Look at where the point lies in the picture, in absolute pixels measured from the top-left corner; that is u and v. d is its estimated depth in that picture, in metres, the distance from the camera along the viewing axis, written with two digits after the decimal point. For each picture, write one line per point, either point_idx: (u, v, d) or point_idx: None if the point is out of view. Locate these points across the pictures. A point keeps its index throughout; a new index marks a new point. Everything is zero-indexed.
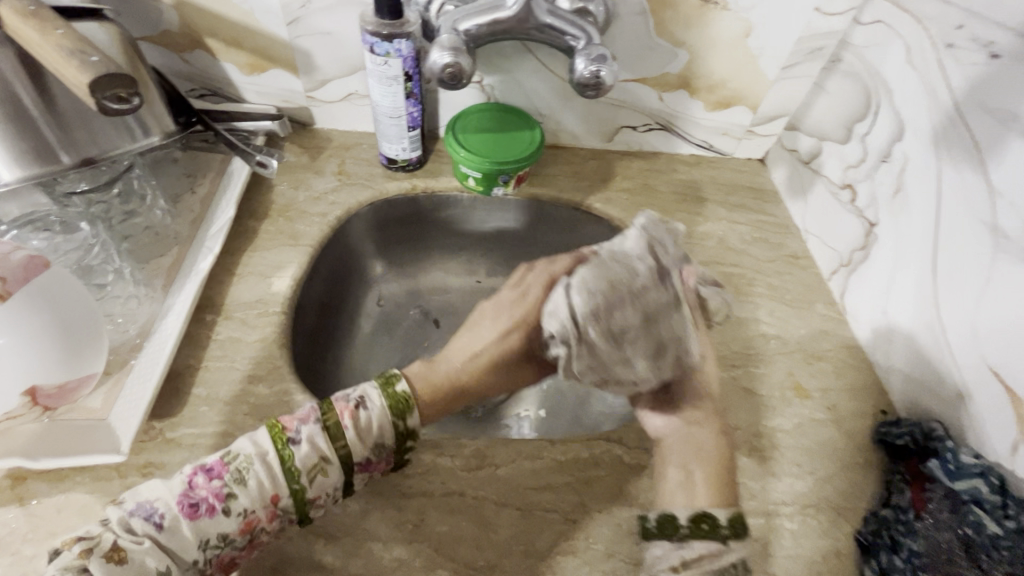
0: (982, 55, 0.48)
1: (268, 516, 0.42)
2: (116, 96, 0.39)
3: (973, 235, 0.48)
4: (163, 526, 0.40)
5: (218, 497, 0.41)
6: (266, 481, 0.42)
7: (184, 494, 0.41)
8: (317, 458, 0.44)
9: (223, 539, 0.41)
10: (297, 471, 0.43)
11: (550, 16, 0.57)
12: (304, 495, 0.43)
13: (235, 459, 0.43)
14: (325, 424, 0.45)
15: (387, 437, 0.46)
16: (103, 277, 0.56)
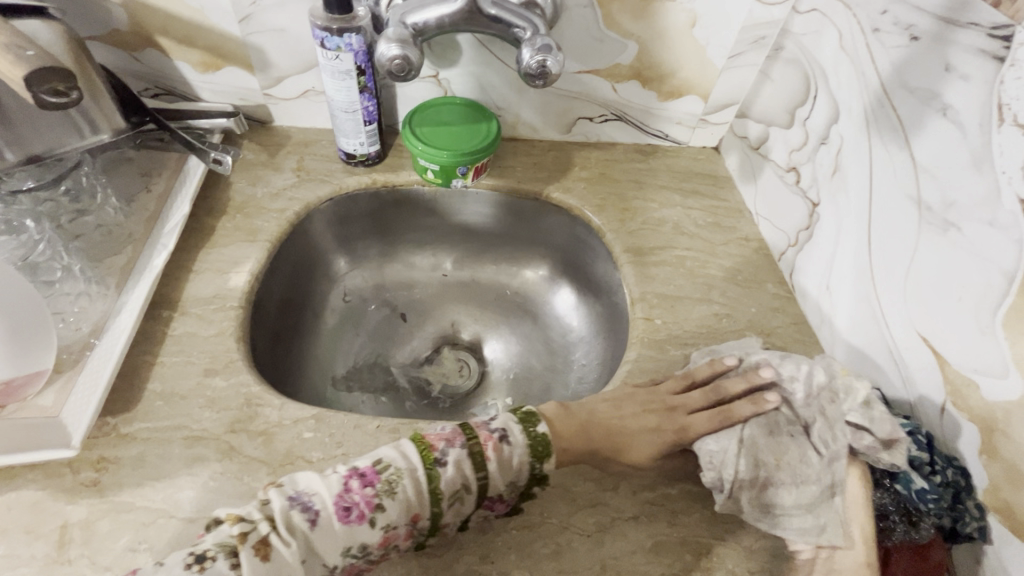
0: (904, 38, 0.50)
1: (405, 533, 0.42)
2: (53, 90, 0.39)
3: (901, 210, 0.51)
4: (316, 524, 0.40)
5: (369, 505, 0.41)
6: (415, 496, 0.42)
7: (340, 496, 0.41)
8: (460, 486, 0.43)
9: (364, 549, 0.40)
10: (440, 494, 0.42)
11: (496, 7, 0.58)
12: (440, 517, 0.43)
13: (388, 467, 0.42)
14: (475, 454, 0.43)
15: (523, 478, 0.45)
16: (51, 273, 0.55)
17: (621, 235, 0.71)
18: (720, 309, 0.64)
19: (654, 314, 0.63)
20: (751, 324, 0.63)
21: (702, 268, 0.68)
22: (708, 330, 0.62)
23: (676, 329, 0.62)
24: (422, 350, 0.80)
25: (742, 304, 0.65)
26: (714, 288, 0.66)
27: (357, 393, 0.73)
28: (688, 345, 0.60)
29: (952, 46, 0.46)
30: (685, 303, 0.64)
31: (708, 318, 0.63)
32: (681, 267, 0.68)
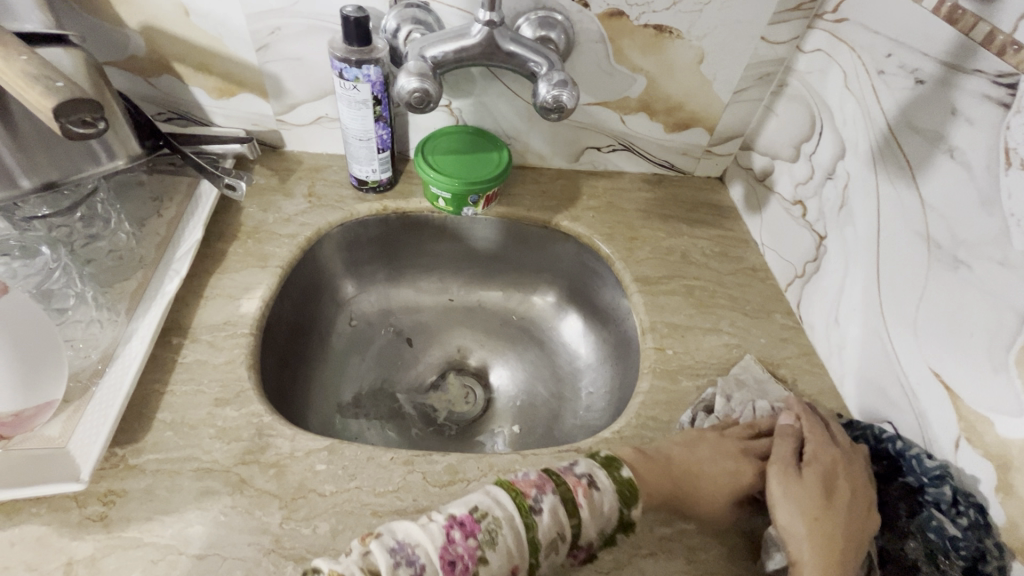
0: (909, 81, 0.52)
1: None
2: (81, 121, 0.39)
3: (910, 246, 0.52)
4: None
5: (473, 558, 0.39)
6: (515, 546, 0.41)
7: (444, 549, 0.39)
8: (556, 534, 0.42)
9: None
10: (538, 544, 0.41)
11: (514, 43, 0.59)
12: (536, 566, 0.42)
13: (487, 517, 0.41)
14: (567, 502, 0.43)
15: (610, 524, 0.45)
16: (64, 301, 0.54)
17: (630, 263, 0.71)
18: (730, 339, 0.64)
19: (666, 344, 0.63)
20: (761, 355, 0.63)
21: (711, 297, 0.69)
22: (720, 360, 0.62)
23: (687, 359, 0.62)
24: (427, 376, 0.80)
25: (751, 334, 0.65)
26: (723, 318, 0.66)
27: (363, 420, 0.72)
28: (700, 376, 0.60)
29: (957, 90, 0.47)
30: (696, 332, 0.64)
31: (718, 348, 0.63)
32: (690, 297, 0.68)
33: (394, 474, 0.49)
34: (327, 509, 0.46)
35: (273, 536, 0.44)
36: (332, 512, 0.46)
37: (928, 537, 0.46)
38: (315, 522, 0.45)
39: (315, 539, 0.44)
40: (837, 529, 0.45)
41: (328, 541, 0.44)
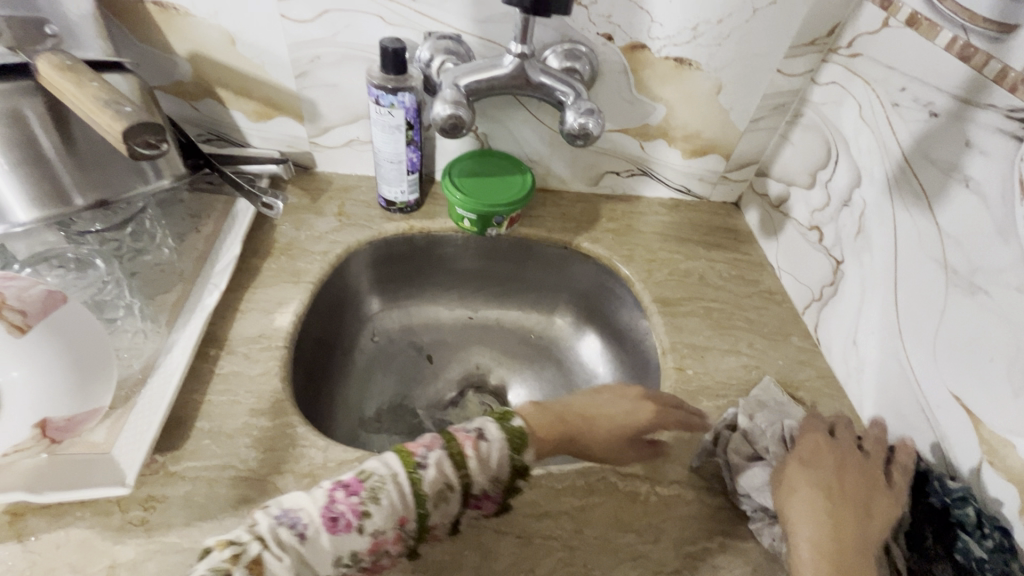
0: (924, 114, 0.54)
1: (394, 536, 0.41)
2: (145, 143, 0.42)
3: (927, 271, 0.53)
4: (307, 538, 0.38)
5: (356, 513, 0.39)
6: (400, 500, 0.40)
7: (325, 508, 0.39)
8: (443, 484, 0.42)
9: (354, 556, 0.39)
10: (424, 496, 0.41)
11: (543, 74, 0.62)
12: (428, 517, 0.42)
13: (374, 475, 0.41)
14: (453, 454, 0.42)
15: (504, 472, 0.45)
16: (114, 311, 0.57)
17: (649, 284, 0.73)
18: (748, 360, 0.65)
19: (685, 364, 0.64)
20: (780, 377, 0.64)
21: (729, 319, 0.70)
22: (740, 381, 0.63)
23: (707, 379, 0.63)
24: (446, 393, 0.80)
25: (769, 356, 0.66)
26: (741, 340, 0.68)
27: (384, 434, 0.73)
28: (720, 397, 0.61)
29: (971, 123, 0.49)
30: (715, 353, 0.66)
31: (737, 369, 0.64)
32: (708, 318, 0.70)
33: None
34: None
35: None
36: None
37: (953, 557, 0.47)
38: None
39: None
40: (862, 531, 0.45)
41: None
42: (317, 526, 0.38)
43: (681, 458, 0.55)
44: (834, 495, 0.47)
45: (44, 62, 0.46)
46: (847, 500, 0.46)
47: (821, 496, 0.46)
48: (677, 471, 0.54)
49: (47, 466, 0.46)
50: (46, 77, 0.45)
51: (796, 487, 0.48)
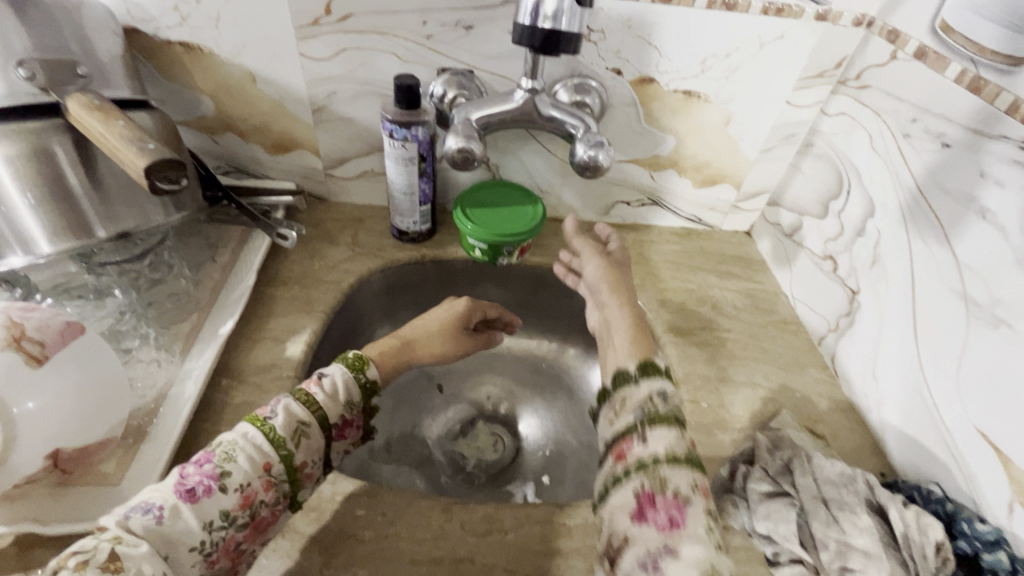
0: (936, 144, 0.54)
1: (263, 486, 0.43)
2: (166, 178, 0.44)
3: (947, 302, 0.52)
4: (165, 518, 0.39)
5: (211, 478, 0.41)
6: (256, 451, 0.44)
7: (178, 483, 0.41)
8: (296, 422, 0.46)
9: (224, 517, 0.41)
10: (281, 438, 0.45)
11: (553, 108, 0.64)
12: (293, 458, 0.45)
13: (222, 444, 0.44)
14: (298, 396, 0.48)
15: (355, 396, 0.51)
16: (130, 341, 0.58)
17: (661, 314, 0.73)
18: (764, 392, 0.64)
19: (700, 396, 0.63)
20: (799, 410, 0.63)
21: (743, 350, 0.69)
22: (757, 415, 0.61)
23: (722, 411, 0.61)
24: (456, 423, 0.79)
25: (786, 388, 0.65)
26: (756, 371, 0.66)
27: (393, 465, 0.72)
28: (737, 430, 0.60)
29: (984, 154, 0.49)
30: (728, 383, 0.64)
31: (754, 401, 0.63)
32: (721, 348, 0.69)
33: (432, 520, 0.50)
34: (369, 556, 0.47)
35: None
36: (374, 559, 0.47)
37: None
38: (356, 569, 0.46)
39: None
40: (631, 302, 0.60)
41: None
42: (174, 504, 0.40)
43: None
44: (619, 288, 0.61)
45: (73, 101, 0.48)
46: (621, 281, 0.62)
47: (618, 296, 0.60)
48: None
49: (59, 496, 0.46)
50: (75, 114, 0.47)
51: (819, 527, 0.46)
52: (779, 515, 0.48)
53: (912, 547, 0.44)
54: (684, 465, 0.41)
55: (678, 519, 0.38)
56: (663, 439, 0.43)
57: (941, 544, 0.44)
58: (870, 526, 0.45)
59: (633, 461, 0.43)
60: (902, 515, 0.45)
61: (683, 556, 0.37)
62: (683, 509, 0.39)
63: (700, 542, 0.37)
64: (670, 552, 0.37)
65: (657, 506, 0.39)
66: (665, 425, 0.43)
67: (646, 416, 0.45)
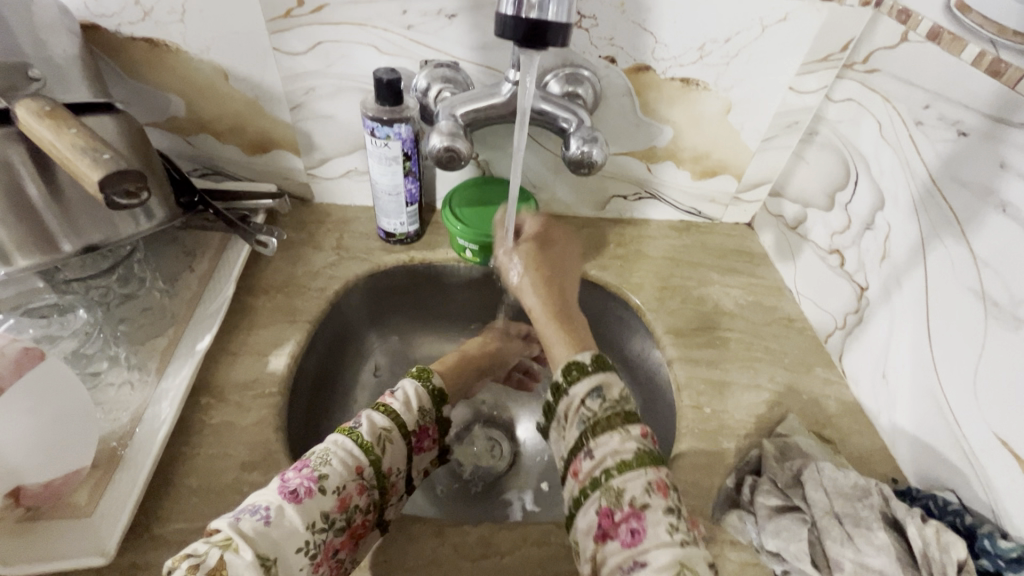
0: (951, 133, 0.51)
1: (357, 490, 0.44)
2: (124, 192, 0.40)
3: (963, 302, 0.49)
4: (271, 519, 0.39)
5: (312, 479, 0.42)
6: (348, 455, 0.45)
7: (280, 486, 0.41)
8: (380, 429, 0.48)
9: (326, 519, 0.41)
10: (368, 443, 0.46)
11: (543, 101, 0.60)
12: (381, 463, 0.47)
13: (315, 451, 0.44)
14: (377, 408, 0.50)
15: (428, 406, 0.53)
16: (99, 364, 0.55)
17: (662, 314, 0.70)
18: (770, 395, 0.61)
19: (703, 402, 0.60)
20: (806, 413, 0.60)
21: (747, 350, 0.66)
22: (763, 419, 0.59)
23: (727, 417, 0.59)
24: (451, 429, 0.77)
25: (792, 390, 0.62)
26: (761, 372, 0.64)
27: None
28: (743, 437, 0.57)
29: (1004, 143, 0.46)
30: (732, 387, 0.62)
31: (759, 404, 0.60)
32: (724, 349, 0.66)
33: (425, 543, 0.47)
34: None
35: None
36: None
37: None
38: None
39: None
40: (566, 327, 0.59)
41: None
42: (279, 504, 0.40)
43: (702, 508, 0.51)
44: (552, 288, 0.64)
45: (22, 107, 0.44)
46: (551, 285, 0.64)
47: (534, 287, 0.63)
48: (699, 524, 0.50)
49: (25, 532, 0.44)
50: (24, 123, 0.43)
51: (833, 545, 0.43)
52: (790, 532, 0.45)
53: (932, 565, 0.41)
54: (635, 470, 0.44)
55: (638, 528, 0.41)
56: (607, 451, 0.46)
57: (964, 564, 0.41)
58: (887, 545, 0.43)
59: (587, 479, 0.46)
60: (920, 531, 0.43)
61: (652, 565, 0.39)
62: (642, 518, 0.42)
63: (666, 545, 0.40)
64: (640, 566, 0.40)
65: (618, 523, 0.42)
66: (608, 434, 0.47)
67: (588, 427, 0.48)
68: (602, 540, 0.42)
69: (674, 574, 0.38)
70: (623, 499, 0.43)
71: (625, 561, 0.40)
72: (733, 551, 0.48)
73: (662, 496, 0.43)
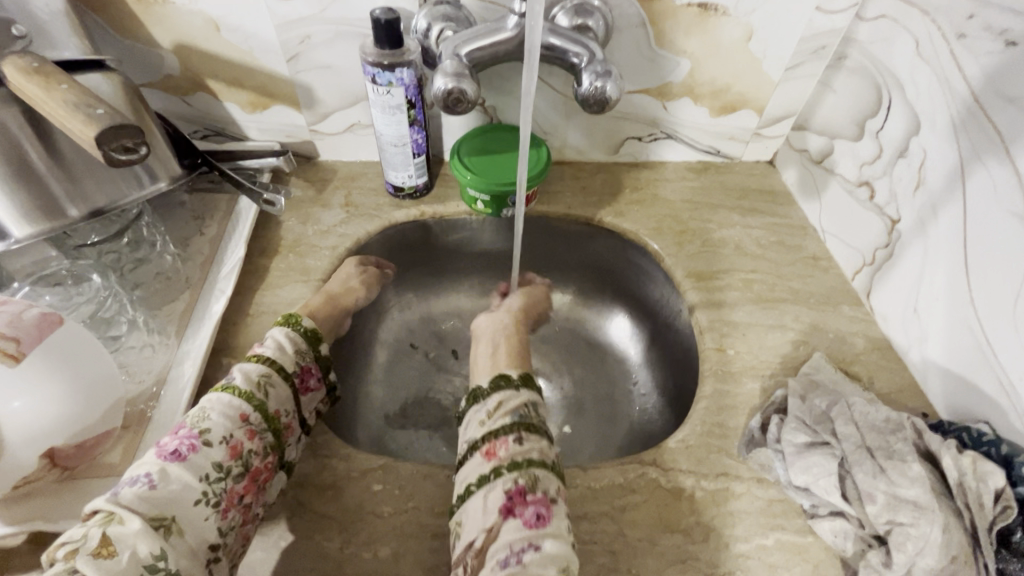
0: (998, 44, 0.47)
1: (247, 435, 0.44)
2: (122, 147, 0.39)
3: (1005, 226, 0.47)
4: (155, 480, 0.39)
5: (192, 437, 0.42)
6: (228, 406, 0.45)
7: (157, 450, 0.41)
8: (257, 377, 0.48)
9: (219, 468, 0.42)
10: (247, 391, 0.46)
11: (552, 35, 0.57)
12: (267, 406, 0.47)
13: (192, 413, 0.44)
14: (249, 360, 0.49)
15: (304, 347, 0.53)
16: (118, 327, 0.55)
17: (681, 259, 0.68)
18: (794, 334, 0.60)
19: (725, 344, 0.59)
20: (832, 352, 0.59)
21: (770, 291, 0.64)
22: (788, 359, 0.58)
23: (751, 359, 0.58)
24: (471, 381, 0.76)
25: (817, 328, 0.61)
26: (786, 313, 0.62)
27: (412, 431, 0.69)
28: (767, 377, 0.56)
29: None
30: (755, 328, 0.60)
31: (782, 344, 0.59)
32: (746, 292, 0.64)
33: (451, 491, 0.48)
34: (391, 532, 0.46)
35: (334, 560, 0.44)
36: (394, 535, 0.46)
37: None
38: (376, 546, 0.45)
39: (377, 563, 0.44)
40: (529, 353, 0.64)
41: (390, 565, 0.44)
42: (161, 466, 0.40)
43: (728, 448, 0.50)
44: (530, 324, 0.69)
45: (9, 65, 0.42)
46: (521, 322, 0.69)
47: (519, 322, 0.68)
48: (725, 463, 0.49)
49: (65, 491, 0.45)
50: (14, 81, 0.42)
51: (864, 479, 0.43)
52: (819, 468, 0.45)
53: (968, 494, 0.41)
54: (551, 471, 0.45)
55: (545, 514, 0.42)
56: (534, 446, 0.46)
57: (1000, 491, 0.40)
58: (921, 477, 0.42)
59: (507, 460, 0.45)
60: (956, 462, 0.42)
61: (546, 550, 0.40)
62: (549, 506, 0.43)
63: (561, 537, 0.41)
64: (533, 547, 0.40)
65: (526, 502, 0.42)
66: (536, 436, 0.47)
67: (522, 422, 0.48)
68: (506, 513, 0.42)
69: (557, 568, 0.39)
70: (537, 485, 0.43)
71: (521, 540, 0.40)
72: (760, 488, 0.48)
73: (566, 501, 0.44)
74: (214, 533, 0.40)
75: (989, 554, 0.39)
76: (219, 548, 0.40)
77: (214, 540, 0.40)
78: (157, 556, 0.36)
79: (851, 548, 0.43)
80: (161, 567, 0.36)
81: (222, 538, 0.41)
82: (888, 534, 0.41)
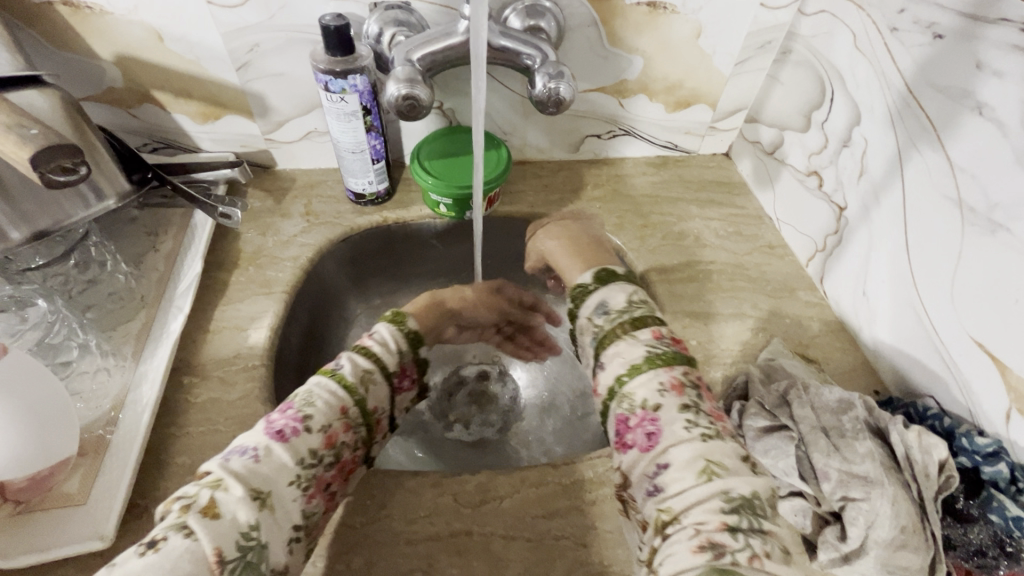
0: (927, 36, 0.49)
1: (342, 427, 0.44)
2: (60, 168, 0.38)
3: (940, 211, 0.49)
4: (260, 456, 0.39)
5: (297, 419, 0.42)
6: (332, 395, 0.45)
7: (267, 425, 0.41)
8: (362, 372, 0.47)
9: (314, 454, 0.41)
10: (350, 384, 0.46)
11: (503, 37, 0.57)
12: (365, 401, 0.46)
13: (299, 393, 0.44)
14: (358, 350, 0.49)
15: (405, 347, 0.52)
16: (68, 353, 0.52)
17: (643, 252, 0.69)
18: (752, 320, 0.62)
19: (689, 334, 0.61)
20: (790, 336, 0.61)
21: (729, 281, 0.66)
22: (748, 346, 0.60)
23: (713, 347, 0.59)
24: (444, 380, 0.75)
25: (774, 313, 0.63)
26: (744, 301, 0.64)
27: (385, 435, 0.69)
28: (728, 363, 0.58)
29: (981, 42, 0.44)
30: (716, 317, 0.62)
31: (743, 331, 0.61)
32: (707, 282, 0.66)
33: (424, 495, 0.48)
34: (363, 543, 0.46)
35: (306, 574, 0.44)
36: (366, 546, 0.46)
37: (988, 519, 0.42)
38: (350, 557, 0.45)
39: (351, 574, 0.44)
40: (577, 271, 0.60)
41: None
42: (267, 443, 0.40)
43: None
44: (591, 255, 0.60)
45: None
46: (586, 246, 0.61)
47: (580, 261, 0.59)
48: None
49: (18, 526, 0.43)
50: None
51: (819, 457, 0.45)
52: (778, 450, 0.47)
53: (914, 467, 0.43)
54: (645, 373, 0.44)
55: (654, 431, 0.41)
56: (618, 361, 0.46)
57: (944, 462, 0.43)
58: (871, 453, 0.44)
59: (604, 392, 0.46)
60: (903, 437, 0.44)
61: (675, 463, 0.39)
62: (655, 420, 0.42)
63: (688, 441, 0.40)
64: (663, 467, 0.40)
65: (632, 428, 0.42)
66: (614, 345, 0.47)
67: (598, 344, 0.49)
68: (621, 447, 0.43)
69: (697, 473, 0.39)
70: (635, 404, 0.43)
71: (649, 465, 0.41)
72: None
73: (677, 394, 0.43)
74: (299, 514, 0.40)
75: (935, 522, 0.42)
76: (301, 529, 0.40)
77: (298, 521, 0.40)
78: (251, 525, 0.36)
79: (810, 525, 0.45)
80: (254, 536, 0.36)
81: (305, 520, 0.40)
82: (842, 509, 0.44)
